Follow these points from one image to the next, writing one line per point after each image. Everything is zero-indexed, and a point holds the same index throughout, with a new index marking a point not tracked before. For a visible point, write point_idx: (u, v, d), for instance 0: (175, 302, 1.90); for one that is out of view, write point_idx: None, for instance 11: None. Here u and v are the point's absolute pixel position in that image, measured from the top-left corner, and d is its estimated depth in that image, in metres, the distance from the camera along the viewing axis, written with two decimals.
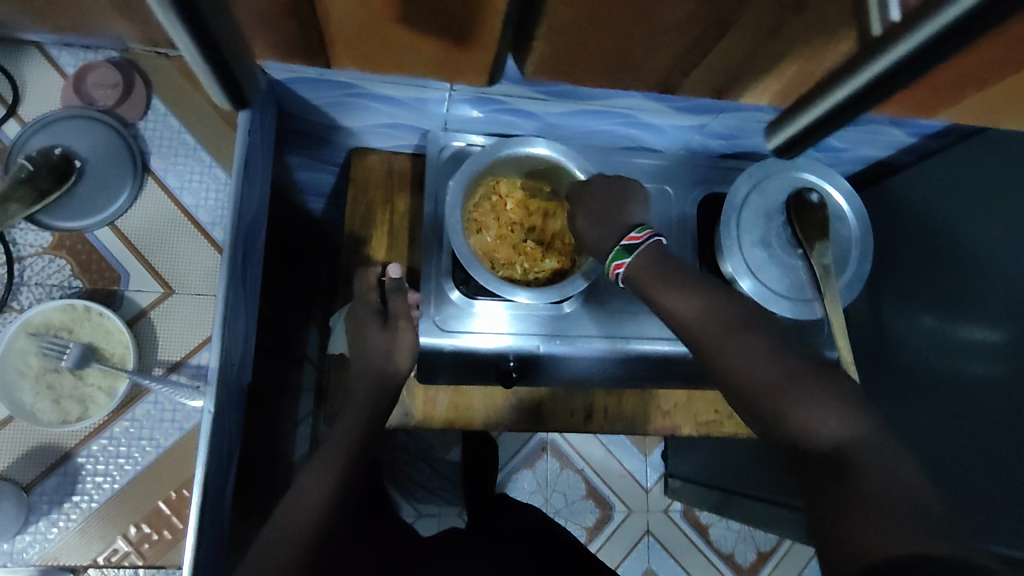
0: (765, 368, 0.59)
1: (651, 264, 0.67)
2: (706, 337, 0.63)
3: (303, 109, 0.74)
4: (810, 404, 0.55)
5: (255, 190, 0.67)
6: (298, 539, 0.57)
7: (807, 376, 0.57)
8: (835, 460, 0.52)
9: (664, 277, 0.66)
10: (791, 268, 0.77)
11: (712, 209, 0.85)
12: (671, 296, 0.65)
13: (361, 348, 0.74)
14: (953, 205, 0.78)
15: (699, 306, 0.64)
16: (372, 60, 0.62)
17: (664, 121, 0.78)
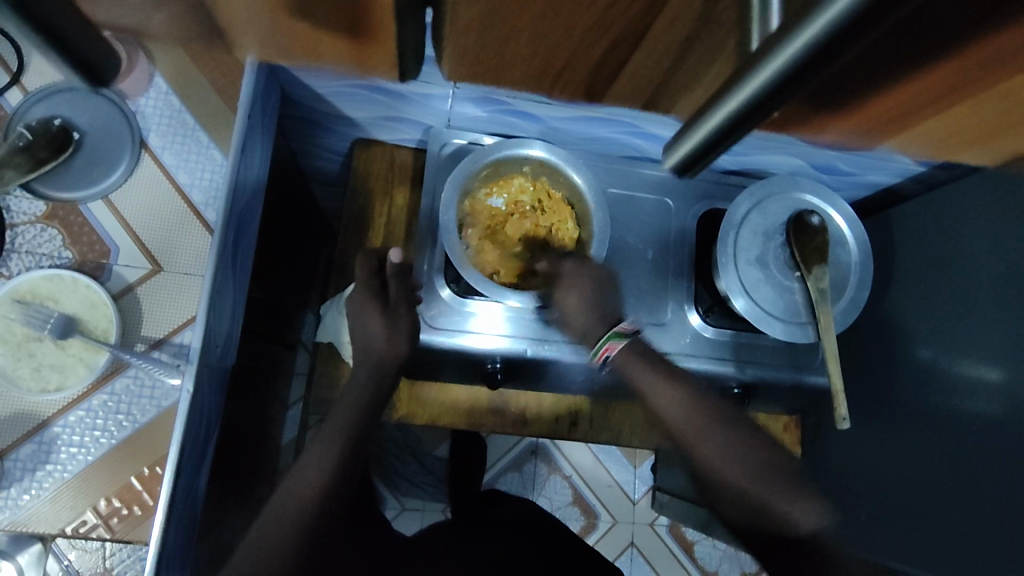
0: (734, 458, 0.66)
1: (633, 357, 0.71)
2: (687, 430, 0.68)
3: (308, 97, 0.74)
4: (794, 504, 0.63)
5: (252, 173, 0.67)
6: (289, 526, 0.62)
7: (776, 474, 0.65)
8: (809, 545, 0.60)
9: (657, 363, 0.72)
10: (787, 290, 0.75)
11: (712, 225, 0.84)
12: (661, 402, 0.70)
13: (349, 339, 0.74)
14: (954, 239, 0.77)
15: (684, 397, 0.70)
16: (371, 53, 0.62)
17: (668, 133, 0.78)
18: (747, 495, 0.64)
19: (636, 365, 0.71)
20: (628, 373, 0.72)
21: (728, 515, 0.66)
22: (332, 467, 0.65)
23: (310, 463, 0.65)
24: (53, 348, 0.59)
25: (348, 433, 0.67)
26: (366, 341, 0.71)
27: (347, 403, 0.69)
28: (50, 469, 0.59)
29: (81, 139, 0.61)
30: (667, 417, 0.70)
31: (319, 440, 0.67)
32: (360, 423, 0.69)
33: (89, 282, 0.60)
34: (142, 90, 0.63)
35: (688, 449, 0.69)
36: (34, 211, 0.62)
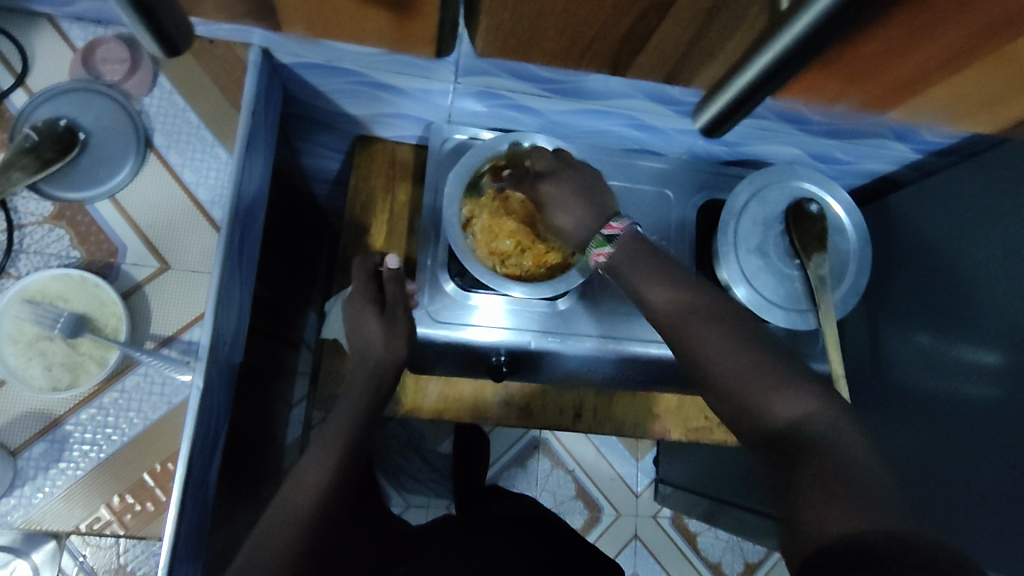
0: (730, 344, 0.56)
1: (637, 244, 0.63)
2: (672, 326, 0.59)
3: (310, 95, 0.74)
4: (782, 387, 0.52)
5: (257, 171, 0.68)
6: (292, 529, 0.59)
7: (773, 362, 0.54)
8: (791, 437, 0.50)
9: (637, 257, 0.63)
10: (787, 278, 0.76)
11: (712, 215, 0.85)
12: (659, 306, 0.62)
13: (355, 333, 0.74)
14: (950, 224, 0.78)
15: (675, 292, 0.60)
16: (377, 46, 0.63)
17: (667, 124, 0.79)
18: (737, 390, 0.54)
19: (630, 267, 0.63)
20: (618, 277, 0.64)
21: (717, 415, 0.58)
22: (334, 471, 0.62)
23: (311, 468, 0.62)
24: (64, 347, 0.59)
25: (351, 437, 0.65)
26: (372, 340, 0.71)
27: (346, 409, 0.67)
28: (63, 467, 0.59)
29: (87, 139, 0.62)
30: (654, 312, 0.61)
31: (318, 444, 0.65)
32: (361, 427, 0.67)
33: (98, 280, 0.60)
34: (146, 91, 0.64)
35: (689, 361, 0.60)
36: (42, 211, 0.62)
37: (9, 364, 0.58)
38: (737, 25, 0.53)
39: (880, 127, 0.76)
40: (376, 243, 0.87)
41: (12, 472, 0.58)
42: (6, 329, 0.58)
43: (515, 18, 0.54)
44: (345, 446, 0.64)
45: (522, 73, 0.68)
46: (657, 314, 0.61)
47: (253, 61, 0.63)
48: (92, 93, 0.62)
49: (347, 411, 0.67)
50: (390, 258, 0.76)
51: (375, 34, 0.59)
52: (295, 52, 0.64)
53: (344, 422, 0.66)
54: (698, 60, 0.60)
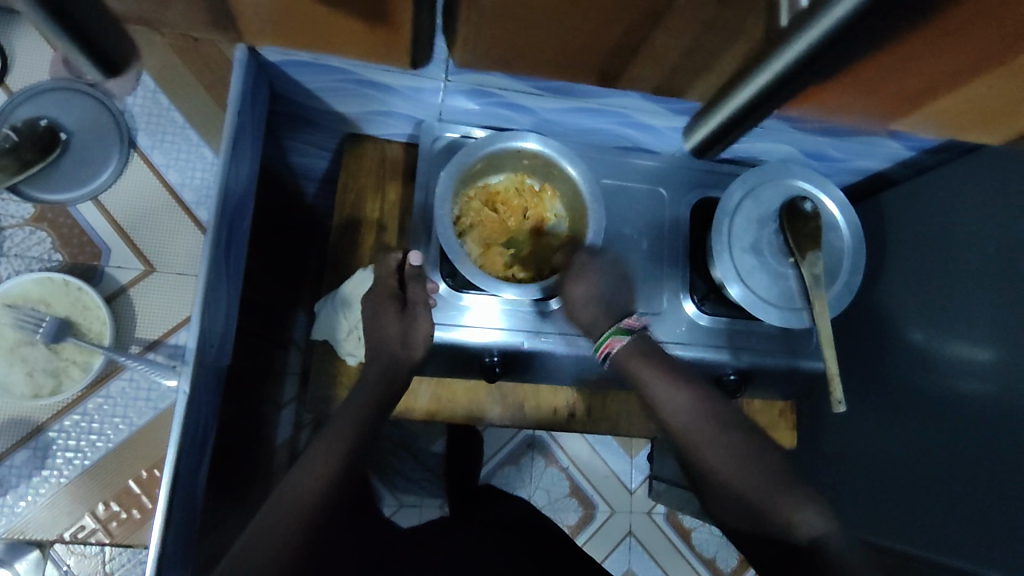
0: (743, 461, 0.63)
1: (636, 355, 0.69)
2: (687, 429, 0.65)
3: (298, 93, 0.73)
4: (796, 505, 0.59)
5: (244, 171, 0.67)
6: (285, 532, 0.57)
7: (786, 478, 0.61)
8: (812, 557, 0.57)
9: (651, 361, 0.69)
10: (781, 277, 0.76)
11: (705, 213, 0.84)
12: (672, 414, 0.67)
13: None
14: (944, 222, 0.78)
15: (687, 397, 0.67)
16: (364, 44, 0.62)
17: (660, 122, 0.78)
18: (749, 496, 0.61)
19: (641, 369, 0.68)
20: (630, 374, 0.70)
21: (735, 522, 0.63)
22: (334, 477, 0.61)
23: (311, 469, 0.61)
24: (47, 352, 0.58)
25: (355, 439, 0.64)
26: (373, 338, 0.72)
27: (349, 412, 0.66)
28: (46, 474, 0.58)
29: (69, 140, 0.61)
30: (667, 412, 0.67)
31: (321, 444, 0.64)
32: (365, 431, 0.66)
33: (81, 285, 0.59)
34: (129, 90, 0.63)
35: (693, 450, 0.65)
36: (22, 214, 0.61)
37: None
38: (732, 25, 0.53)
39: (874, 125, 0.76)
40: (366, 243, 0.86)
41: None
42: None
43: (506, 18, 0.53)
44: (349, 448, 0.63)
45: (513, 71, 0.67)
46: (666, 411, 0.67)
47: (238, 59, 0.61)
48: (74, 92, 0.61)
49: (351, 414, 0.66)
50: (413, 254, 0.73)
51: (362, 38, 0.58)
52: (281, 50, 0.63)
53: (347, 426, 0.65)
54: (690, 61, 0.60)
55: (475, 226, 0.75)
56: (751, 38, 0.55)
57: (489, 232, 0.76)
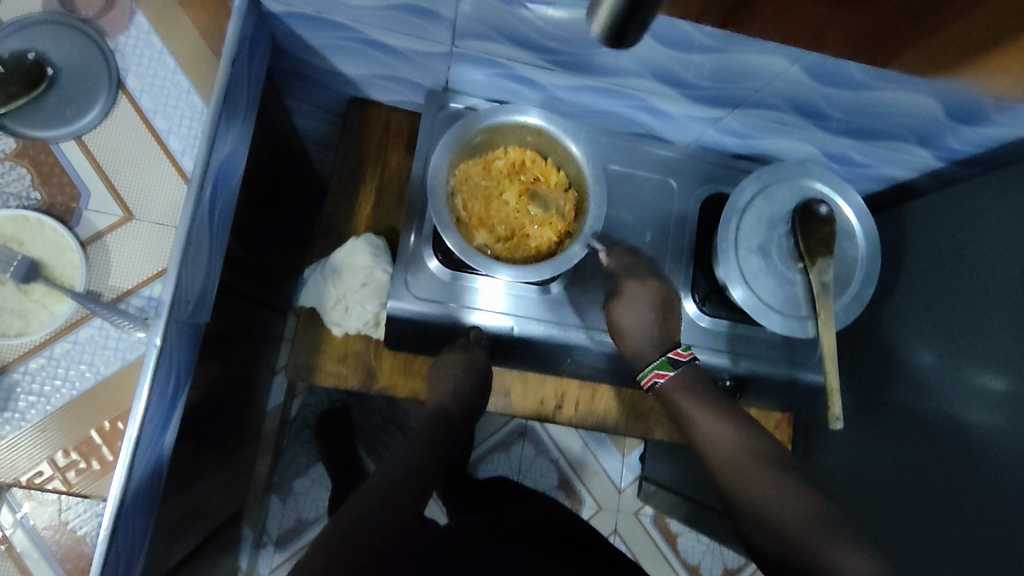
0: (789, 499, 0.58)
1: (686, 387, 0.70)
2: (720, 459, 0.64)
3: (301, 48, 0.71)
4: (838, 543, 0.54)
5: (236, 123, 0.65)
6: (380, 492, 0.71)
7: (831, 519, 0.56)
8: None
9: (697, 398, 0.68)
10: (788, 281, 0.72)
11: (716, 209, 0.81)
12: (715, 452, 0.65)
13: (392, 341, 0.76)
14: (965, 237, 0.74)
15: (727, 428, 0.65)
16: None
17: (675, 108, 0.75)
18: (788, 539, 0.57)
19: (683, 405, 0.69)
20: (677, 409, 0.69)
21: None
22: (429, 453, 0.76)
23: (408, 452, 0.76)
24: (15, 291, 0.57)
25: (445, 429, 0.78)
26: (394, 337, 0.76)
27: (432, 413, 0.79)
28: (8, 416, 0.57)
29: (56, 76, 0.59)
30: (711, 446, 0.66)
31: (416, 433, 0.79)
32: (451, 423, 0.79)
33: (56, 226, 0.58)
34: (121, 29, 0.61)
35: (733, 484, 0.62)
36: (3, 147, 0.58)
37: None
38: None
39: (901, 128, 0.72)
40: (363, 212, 0.84)
41: None
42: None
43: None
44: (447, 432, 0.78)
45: (522, 40, 0.64)
46: (710, 445, 0.66)
47: (237, 5, 0.60)
48: (64, 27, 0.59)
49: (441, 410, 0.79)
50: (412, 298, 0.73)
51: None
52: None
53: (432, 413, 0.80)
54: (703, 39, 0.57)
55: (473, 195, 0.72)
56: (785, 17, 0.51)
57: (479, 204, 0.72)
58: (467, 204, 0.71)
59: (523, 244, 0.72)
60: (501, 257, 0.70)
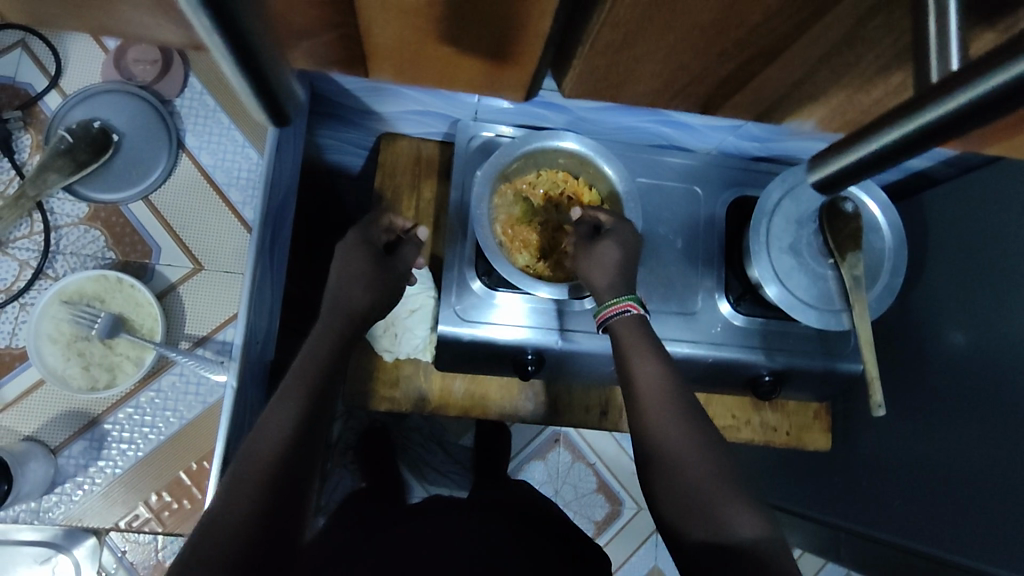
0: (700, 455, 0.56)
1: (637, 329, 0.65)
2: (655, 401, 0.60)
3: (336, 93, 0.74)
4: (738, 503, 0.53)
5: (286, 170, 0.68)
6: (267, 458, 0.51)
7: (737, 482, 0.55)
8: (749, 557, 0.50)
9: (646, 340, 0.64)
10: (820, 277, 0.75)
11: (742, 211, 0.84)
12: (654, 407, 0.60)
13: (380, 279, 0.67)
14: (991, 229, 0.76)
15: (660, 371, 0.62)
16: None
17: (697, 121, 0.78)
18: (699, 493, 0.54)
19: (627, 336, 0.64)
20: (618, 346, 0.65)
21: (684, 534, 0.54)
22: (296, 428, 0.53)
23: (271, 423, 0.53)
24: (100, 346, 0.71)
25: (317, 373, 0.58)
26: (349, 291, 0.65)
27: (309, 352, 0.60)
28: (102, 464, 0.73)
29: (119, 140, 0.73)
30: (641, 382, 0.62)
31: (280, 394, 0.56)
32: (325, 377, 0.58)
33: (132, 283, 0.72)
34: (177, 91, 0.76)
35: (648, 422, 0.59)
36: (77, 212, 0.75)
37: (51, 362, 0.70)
38: (773, 52, 0.52)
39: None
40: None
41: (54, 467, 0.71)
42: (52, 326, 0.70)
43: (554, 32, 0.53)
44: (305, 407, 0.55)
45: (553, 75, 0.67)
46: (643, 389, 0.61)
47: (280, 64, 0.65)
48: (127, 94, 0.74)
49: (312, 360, 0.59)
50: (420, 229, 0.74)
51: (462, 78, 0.63)
52: None
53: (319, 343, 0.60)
54: (734, 77, 0.59)
55: (511, 211, 0.76)
56: (821, 70, 0.54)
57: (523, 227, 0.76)
58: (506, 220, 0.75)
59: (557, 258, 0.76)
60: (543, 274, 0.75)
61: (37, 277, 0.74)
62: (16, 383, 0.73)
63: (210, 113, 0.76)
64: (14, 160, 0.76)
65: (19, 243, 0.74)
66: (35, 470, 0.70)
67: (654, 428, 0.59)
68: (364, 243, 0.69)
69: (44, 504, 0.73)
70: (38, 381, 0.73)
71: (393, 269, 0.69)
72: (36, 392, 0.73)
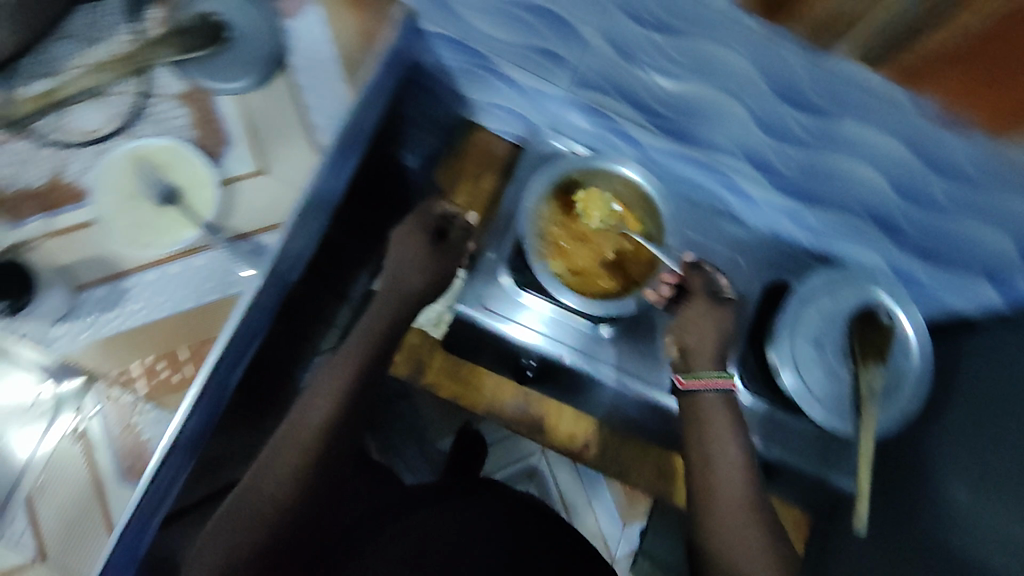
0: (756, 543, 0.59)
1: (729, 412, 0.67)
2: (721, 481, 0.63)
3: (436, 65, 0.81)
4: None
5: (369, 113, 0.72)
6: (310, 432, 0.63)
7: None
8: None
9: (734, 427, 0.66)
10: (836, 377, 0.75)
11: (776, 294, 0.85)
12: (719, 477, 0.64)
13: (406, 260, 0.73)
14: (1009, 380, 0.74)
15: (738, 455, 0.65)
16: (503, 33, 0.69)
17: (758, 193, 0.80)
18: None
19: (710, 416, 0.67)
20: (699, 418, 0.67)
21: None
22: (331, 416, 0.63)
23: (318, 399, 0.64)
24: (153, 211, 0.63)
25: (364, 357, 0.68)
26: (403, 278, 0.73)
27: (365, 327, 0.70)
28: (115, 316, 0.66)
29: (232, 39, 0.66)
30: (716, 466, 0.64)
31: (330, 367, 0.67)
32: (371, 363, 0.68)
33: (200, 158, 0.64)
34: (295, 14, 0.68)
35: (704, 498, 0.63)
36: (174, 89, 0.66)
37: (102, 208, 0.63)
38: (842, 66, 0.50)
39: (974, 261, 0.74)
40: None
41: (71, 303, 0.65)
42: (111, 169, 0.63)
43: (655, 33, 0.58)
44: (342, 396, 0.65)
45: (631, 98, 0.71)
46: (715, 468, 0.64)
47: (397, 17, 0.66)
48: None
49: (360, 337, 0.69)
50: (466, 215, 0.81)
51: (544, 39, 0.67)
52: (438, 25, 0.72)
53: (370, 325, 0.70)
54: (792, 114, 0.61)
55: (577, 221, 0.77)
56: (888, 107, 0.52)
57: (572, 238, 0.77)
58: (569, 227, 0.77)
59: (599, 279, 0.76)
60: (581, 289, 0.75)
61: (115, 133, 0.65)
62: (64, 219, 0.65)
63: (312, 44, 0.68)
64: (135, 24, 0.66)
65: (114, 100, 0.65)
66: (54, 300, 0.64)
67: (711, 508, 0.62)
68: (418, 231, 0.75)
69: (51, 335, 0.66)
70: (82, 223, 0.65)
71: (446, 255, 0.76)
72: (74, 234, 0.65)
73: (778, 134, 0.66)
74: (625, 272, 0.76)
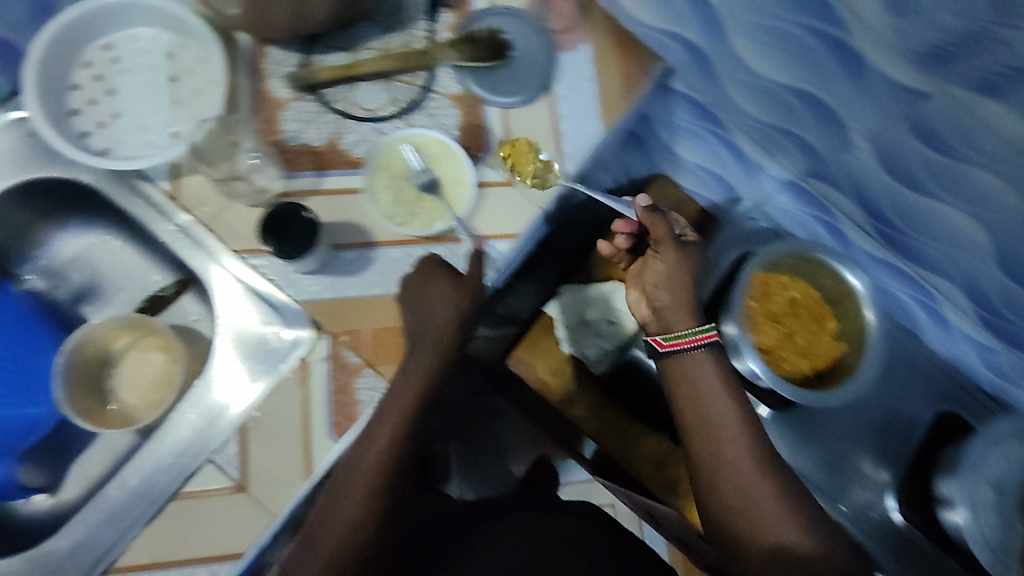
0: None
1: (713, 365, 0.59)
2: (756, 504, 0.52)
3: (663, 119, 0.83)
4: None
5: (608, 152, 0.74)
6: (368, 475, 0.52)
7: None
8: None
9: (702, 376, 0.58)
10: (1014, 529, 0.72)
11: (943, 425, 0.82)
12: (761, 516, 0.51)
13: (426, 301, 0.59)
14: None
15: (733, 418, 0.56)
16: (759, 108, 0.71)
17: (960, 323, 0.77)
18: None
19: (691, 384, 0.58)
20: (695, 390, 0.58)
21: None
22: (401, 432, 0.54)
23: (371, 437, 0.54)
24: (414, 194, 0.65)
25: (420, 390, 0.56)
26: (432, 312, 0.58)
27: (416, 352, 0.58)
28: (341, 281, 0.62)
29: (512, 59, 0.70)
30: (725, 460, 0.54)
31: (383, 400, 0.56)
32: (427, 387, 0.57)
33: (462, 156, 0.66)
34: (569, 48, 0.72)
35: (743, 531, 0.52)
36: (451, 90, 0.69)
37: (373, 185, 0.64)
38: None
39: None
40: None
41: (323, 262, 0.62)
42: (383, 153, 0.65)
43: (935, 151, 0.59)
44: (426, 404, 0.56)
45: (864, 198, 0.72)
46: (730, 467, 0.54)
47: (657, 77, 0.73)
48: (532, 27, 0.71)
49: (416, 359, 0.58)
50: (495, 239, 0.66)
51: (803, 125, 0.69)
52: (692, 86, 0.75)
53: (426, 342, 0.58)
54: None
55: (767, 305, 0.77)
56: None
57: (787, 312, 0.77)
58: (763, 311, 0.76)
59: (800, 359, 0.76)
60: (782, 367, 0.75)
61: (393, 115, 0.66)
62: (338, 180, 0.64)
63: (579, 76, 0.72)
64: (430, 25, 0.69)
65: (398, 86, 0.68)
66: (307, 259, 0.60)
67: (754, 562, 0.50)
68: (436, 266, 0.60)
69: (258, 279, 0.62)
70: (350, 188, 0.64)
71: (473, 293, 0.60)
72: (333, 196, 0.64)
73: (1019, 277, 0.63)
74: (829, 364, 0.76)
